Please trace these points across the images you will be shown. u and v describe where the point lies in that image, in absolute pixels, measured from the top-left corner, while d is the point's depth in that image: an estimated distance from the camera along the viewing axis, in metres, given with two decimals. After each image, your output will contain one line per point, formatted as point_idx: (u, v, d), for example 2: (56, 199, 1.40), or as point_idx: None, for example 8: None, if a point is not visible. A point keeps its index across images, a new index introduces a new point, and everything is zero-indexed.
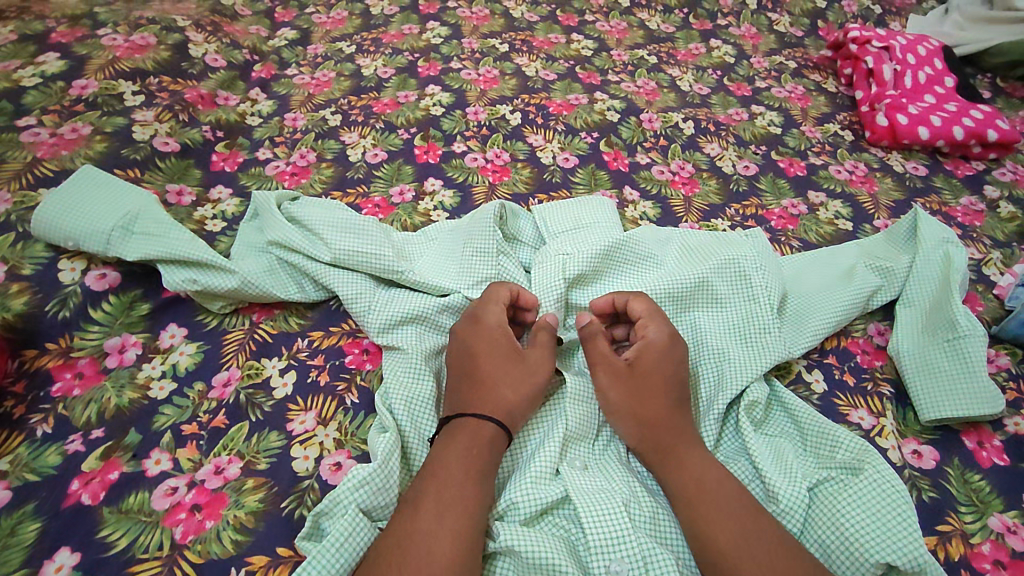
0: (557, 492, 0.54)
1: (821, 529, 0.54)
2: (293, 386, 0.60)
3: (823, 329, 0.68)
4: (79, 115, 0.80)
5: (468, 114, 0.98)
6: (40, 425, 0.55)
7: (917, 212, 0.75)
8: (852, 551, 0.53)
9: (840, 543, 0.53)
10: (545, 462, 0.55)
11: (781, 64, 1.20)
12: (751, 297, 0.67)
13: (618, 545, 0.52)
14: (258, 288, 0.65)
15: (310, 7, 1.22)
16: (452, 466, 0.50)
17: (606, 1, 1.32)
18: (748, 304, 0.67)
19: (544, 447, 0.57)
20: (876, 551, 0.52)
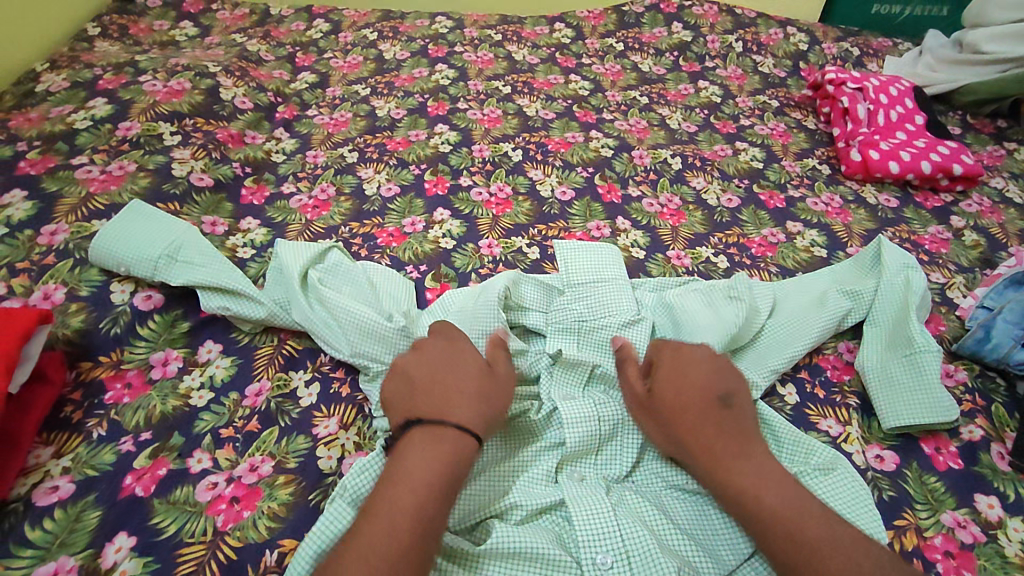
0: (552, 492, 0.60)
1: None
2: (317, 395, 0.68)
3: (779, 368, 0.73)
4: (124, 154, 0.89)
5: (473, 151, 1.07)
6: (96, 427, 0.63)
7: (879, 241, 0.83)
8: None
9: None
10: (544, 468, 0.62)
11: (764, 103, 1.29)
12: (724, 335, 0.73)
13: (602, 534, 0.56)
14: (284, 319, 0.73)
15: (329, 52, 1.33)
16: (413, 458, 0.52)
17: (602, 45, 1.43)
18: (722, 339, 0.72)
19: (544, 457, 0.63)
20: None
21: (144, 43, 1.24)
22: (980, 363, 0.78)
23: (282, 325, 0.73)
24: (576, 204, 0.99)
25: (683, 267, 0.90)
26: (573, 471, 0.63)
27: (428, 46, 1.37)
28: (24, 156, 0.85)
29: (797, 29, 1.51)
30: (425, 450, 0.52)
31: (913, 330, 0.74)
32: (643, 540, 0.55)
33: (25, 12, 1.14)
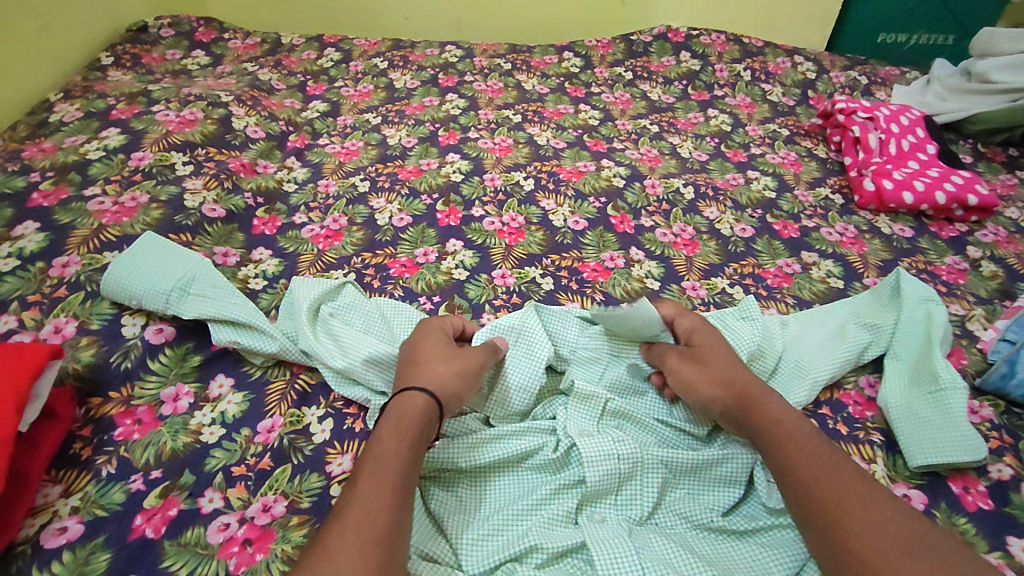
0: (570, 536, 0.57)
1: None
2: (330, 432, 0.67)
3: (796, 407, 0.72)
4: (136, 184, 0.89)
5: (485, 180, 1.07)
6: (105, 464, 0.63)
7: (898, 274, 0.82)
8: None
9: None
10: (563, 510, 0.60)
11: (774, 131, 1.29)
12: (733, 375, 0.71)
13: None
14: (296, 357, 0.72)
15: (340, 81, 1.34)
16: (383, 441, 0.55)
17: (611, 74, 1.43)
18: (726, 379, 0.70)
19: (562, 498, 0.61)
20: None
21: (157, 73, 1.25)
22: (1005, 399, 0.76)
23: (294, 360, 0.72)
24: (590, 235, 0.98)
25: (699, 299, 0.88)
26: (592, 512, 0.61)
27: (438, 75, 1.38)
28: (36, 187, 0.84)
29: (804, 57, 1.52)
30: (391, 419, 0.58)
31: (937, 365, 0.73)
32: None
33: (40, 41, 1.15)
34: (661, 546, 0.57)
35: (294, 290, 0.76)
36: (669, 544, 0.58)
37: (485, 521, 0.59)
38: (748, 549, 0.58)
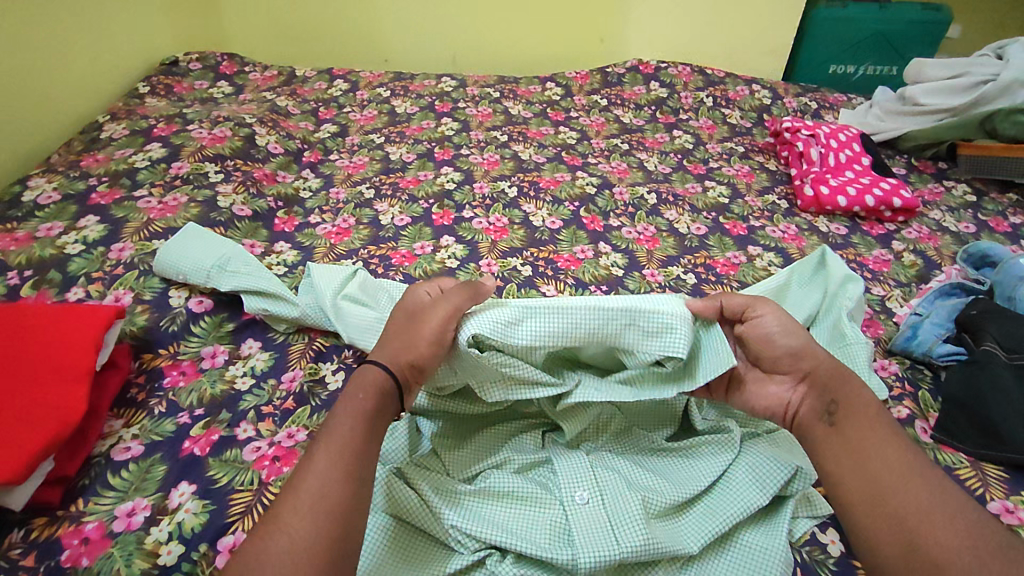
0: (537, 454, 0.69)
1: (750, 461, 0.67)
2: (342, 380, 0.80)
3: None
4: (177, 189, 1.05)
5: (475, 188, 1.23)
6: (157, 405, 0.75)
7: (821, 251, 0.96)
8: (770, 476, 0.65)
9: (760, 475, 0.65)
10: (530, 438, 0.71)
11: (731, 149, 1.46)
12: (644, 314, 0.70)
13: (580, 479, 0.65)
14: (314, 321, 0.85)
15: (348, 107, 1.51)
16: (342, 419, 0.59)
17: (588, 101, 1.62)
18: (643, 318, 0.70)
19: (526, 433, 0.72)
20: (778, 475, 0.65)
21: (187, 100, 1.43)
22: (911, 357, 0.91)
23: (312, 325, 0.85)
24: (564, 232, 1.14)
25: (657, 283, 1.03)
26: (556, 437, 0.72)
27: (435, 102, 1.55)
28: (95, 190, 1.01)
29: (761, 86, 1.70)
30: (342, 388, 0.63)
31: (847, 330, 0.87)
32: (612, 481, 0.65)
33: (90, 73, 1.33)
34: (612, 457, 0.69)
35: (312, 272, 0.89)
36: (620, 457, 0.69)
37: (462, 443, 0.70)
38: (685, 462, 0.69)
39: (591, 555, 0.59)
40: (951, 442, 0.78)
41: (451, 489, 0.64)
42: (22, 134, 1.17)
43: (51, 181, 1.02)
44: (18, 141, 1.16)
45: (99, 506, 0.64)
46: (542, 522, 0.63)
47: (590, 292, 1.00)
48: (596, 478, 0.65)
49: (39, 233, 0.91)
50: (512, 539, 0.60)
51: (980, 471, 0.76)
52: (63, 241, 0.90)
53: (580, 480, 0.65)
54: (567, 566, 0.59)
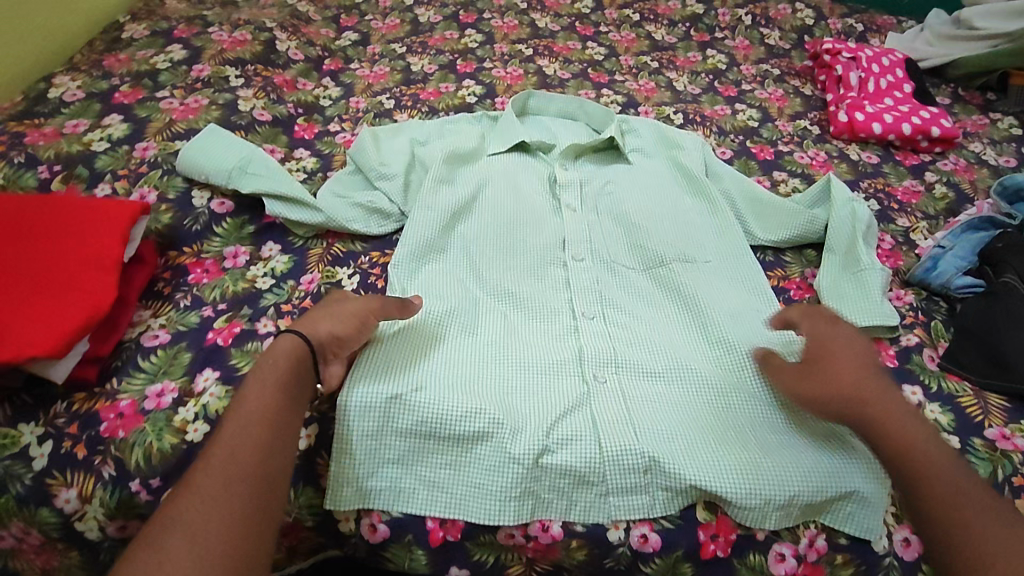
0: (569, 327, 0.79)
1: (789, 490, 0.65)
2: (357, 285, 0.84)
3: (777, 230, 0.94)
4: (197, 91, 1.04)
5: (496, 103, 1.21)
6: (183, 299, 0.79)
7: (828, 180, 0.97)
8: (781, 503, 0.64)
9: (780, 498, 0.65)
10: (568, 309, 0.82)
11: (767, 71, 1.40)
12: (594, 182, 1.03)
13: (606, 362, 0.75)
14: (340, 224, 0.89)
15: (370, 15, 1.47)
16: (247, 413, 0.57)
17: (620, 15, 1.54)
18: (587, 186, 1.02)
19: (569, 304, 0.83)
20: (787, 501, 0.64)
21: None
22: (928, 290, 0.89)
23: (335, 229, 0.90)
24: (577, 156, 1.08)
25: (684, 201, 0.99)
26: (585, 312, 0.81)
27: (459, 12, 1.50)
28: (117, 89, 1.01)
29: (805, 5, 1.60)
30: (265, 379, 0.60)
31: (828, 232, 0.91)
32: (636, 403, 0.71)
33: None
34: (596, 271, 0.88)
35: (358, 163, 0.98)
36: (622, 281, 0.87)
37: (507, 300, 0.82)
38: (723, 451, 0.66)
39: (708, 463, 0.65)
40: (958, 371, 0.78)
41: (476, 346, 0.75)
42: (62, 25, 1.15)
43: (75, 79, 1.01)
44: (55, 28, 1.14)
45: (132, 386, 0.68)
46: (615, 363, 0.75)
47: (607, 214, 0.98)
48: (632, 319, 0.81)
49: (66, 129, 0.92)
50: (630, 419, 0.69)
51: (983, 400, 0.76)
52: (89, 138, 0.91)
53: (622, 325, 0.80)
54: (557, 418, 0.68)
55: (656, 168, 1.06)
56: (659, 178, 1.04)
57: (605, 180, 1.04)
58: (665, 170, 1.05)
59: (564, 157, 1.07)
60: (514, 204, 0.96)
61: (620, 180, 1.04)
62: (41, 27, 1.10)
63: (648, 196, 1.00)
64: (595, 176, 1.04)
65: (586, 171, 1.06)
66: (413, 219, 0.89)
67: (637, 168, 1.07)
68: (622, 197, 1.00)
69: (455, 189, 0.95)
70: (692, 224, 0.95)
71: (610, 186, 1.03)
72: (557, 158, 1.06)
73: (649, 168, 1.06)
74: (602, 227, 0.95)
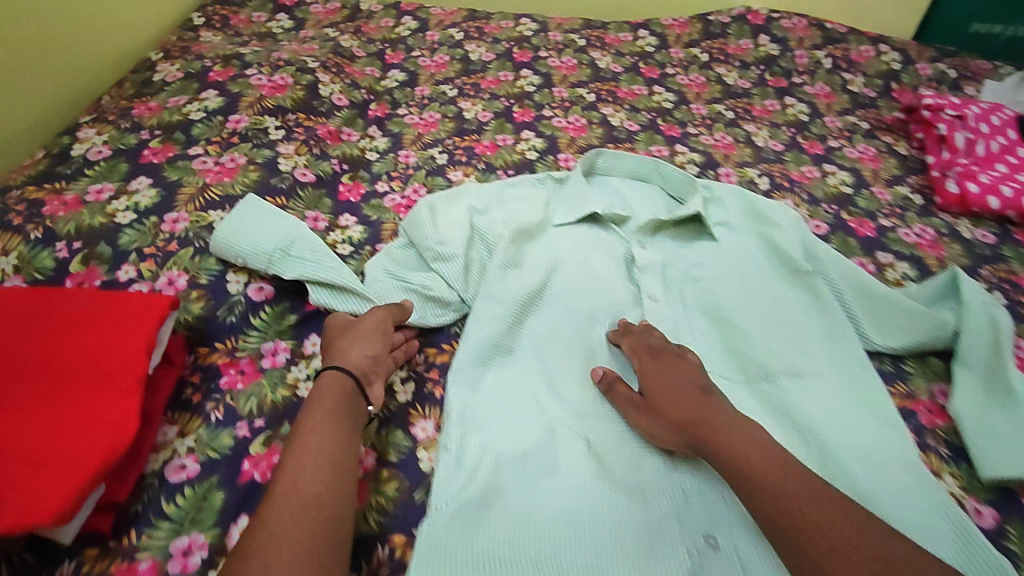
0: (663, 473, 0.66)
1: None
2: (412, 394, 0.73)
3: (900, 338, 0.82)
4: (234, 147, 0.93)
5: (559, 160, 1.09)
6: (213, 410, 0.68)
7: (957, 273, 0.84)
8: None
9: None
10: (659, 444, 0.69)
11: (853, 124, 1.27)
12: (677, 269, 0.92)
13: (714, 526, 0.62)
14: None
15: (417, 50, 1.35)
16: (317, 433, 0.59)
17: (687, 55, 1.42)
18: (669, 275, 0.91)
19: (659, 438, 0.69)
20: None
21: (245, 35, 1.29)
22: None
23: None
24: (654, 230, 0.97)
25: (784, 295, 0.87)
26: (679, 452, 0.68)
27: (513, 49, 1.38)
28: (146, 144, 0.90)
29: (890, 46, 1.46)
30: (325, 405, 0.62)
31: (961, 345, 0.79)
32: None
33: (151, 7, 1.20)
34: None
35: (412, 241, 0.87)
36: (728, 397, 0.76)
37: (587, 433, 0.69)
38: None
39: None
40: None
41: (557, 501, 0.63)
42: (91, 63, 1.04)
43: (100, 132, 0.91)
44: (83, 66, 1.03)
45: (153, 541, 0.58)
46: (726, 519, 0.63)
47: (696, 314, 0.87)
48: None
49: (88, 195, 0.82)
50: None
51: None
52: (114, 207, 0.81)
53: None
54: None
55: (747, 249, 0.94)
56: (751, 263, 0.92)
57: (690, 266, 0.92)
58: (755, 255, 0.94)
59: (642, 232, 0.95)
60: (593, 299, 0.85)
61: (707, 266, 0.92)
62: (69, 65, 0.99)
63: (742, 286, 0.89)
64: (678, 262, 0.93)
65: (666, 251, 0.94)
66: (479, 313, 0.78)
67: (724, 246, 0.95)
68: (713, 287, 0.89)
69: (526, 275, 0.84)
70: (795, 330, 0.83)
71: (696, 275, 0.91)
72: (632, 234, 0.95)
73: (738, 248, 0.94)
74: (695, 335, 0.84)
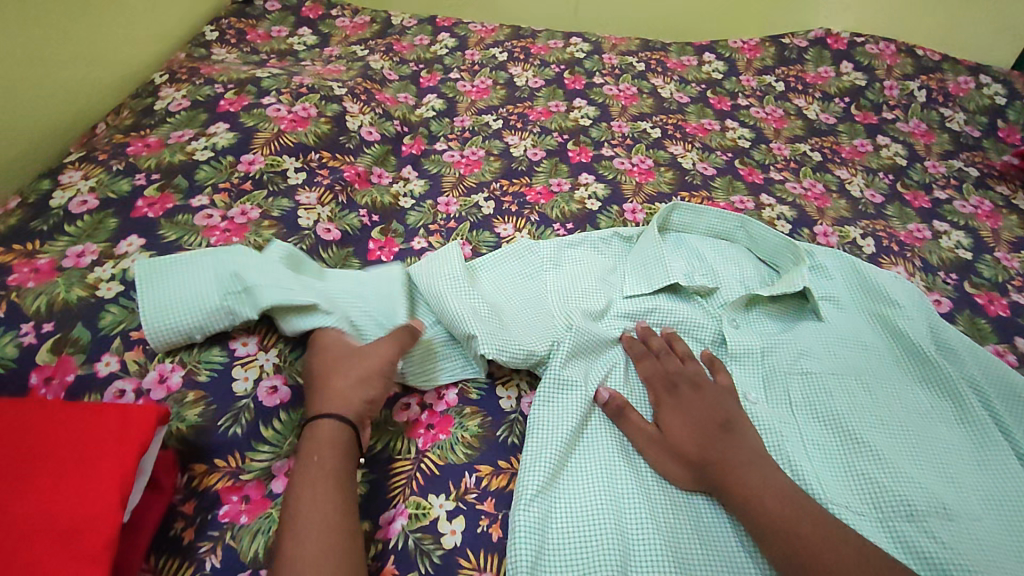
0: None
1: None
2: (462, 535, 0.57)
3: None
4: (247, 196, 0.79)
5: (625, 212, 0.93)
6: (209, 555, 0.52)
7: None
8: None
9: None
10: None
11: (959, 170, 1.10)
12: (777, 356, 0.75)
13: None
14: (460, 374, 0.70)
15: (455, 73, 1.20)
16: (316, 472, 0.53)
17: (760, 83, 1.25)
18: (768, 365, 0.74)
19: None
20: None
21: (262, 53, 1.14)
22: None
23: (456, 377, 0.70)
24: (747, 306, 0.81)
25: (913, 400, 0.72)
26: None
27: (564, 73, 1.22)
28: (141, 192, 0.76)
29: (992, 77, 1.28)
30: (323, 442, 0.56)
31: None
32: None
33: (158, 22, 1.05)
34: None
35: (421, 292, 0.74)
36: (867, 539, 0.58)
37: None
38: None
39: None
40: None
41: None
42: (87, 85, 0.89)
43: (88, 175, 0.77)
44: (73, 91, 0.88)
45: None
46: None
47: (809, 419, 0.70)
48: None
49: (66, 261, 0.67)
50: None
51: None
52: (96, 276, 0.66)
53: None
54: None
55: (863, 333, 0.78)
56: (869, 354, 0.75)
57: (794, 353, 0.75)
58: (869, 340, 0.77)
59: (733, 309, 0.79)
60: None
61: (815, 354, 0.75)
62: (59, 87, 0.84)
63: (862, 386, 0.72)
64: (779, 346, 0.75)
65: (764, 333, 0.78)
66: (550, 431, 0.64)
67: (834, 329, 0.78)
68: (828, 384, 0.71)
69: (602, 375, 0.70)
70: (931, 449, 0.67)
71: (801, 365, 0.74)
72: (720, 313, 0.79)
73: (851, 333, 0.77)
74: (807, 450, 0.67)
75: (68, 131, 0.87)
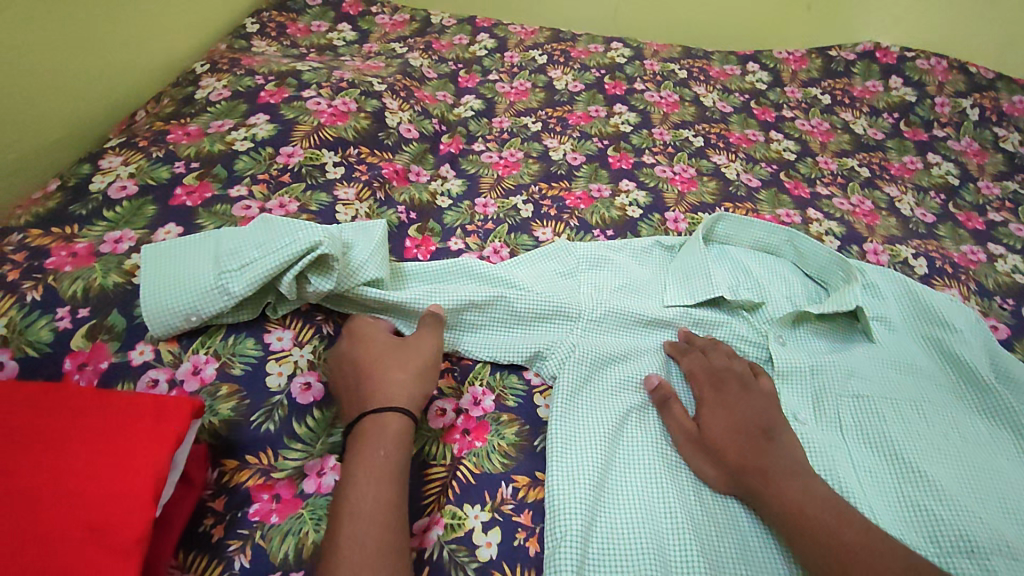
0: None
1: None
2: (497, 547, 0.55)
3: None
4: (285, 188, 0.78)
5: (667, 221, 0.90)
6: (238, 555, 0.50)
7: None
8: None
9: None
10: None
11: (1014, 192, 1.05)
12: (829, 377, 0.71)
13: None
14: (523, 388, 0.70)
15: (495, 73, 1.18)
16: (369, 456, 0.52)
17: (806, 95, 1.22)
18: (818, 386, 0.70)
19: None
20: None
21: (302, 47, 1.14)
22: None
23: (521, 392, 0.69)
24: (793, 323, 0.78)
25: (971, 429, 0.68)
26: None
27: (604, 78, 1.20)
28: (180, 180, 0.75)
29: None
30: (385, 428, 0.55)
31: None
32: None
33: (202, 13, 1.05)
34: None
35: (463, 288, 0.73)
36: None
37: None
38: None
39: None
40: None
41: None
42: (130, 71, 0.89)
43: (128, 161, 0.76)
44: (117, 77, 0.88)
45: None
46: None
47: (862, 442, 0.65)
48: None
49: (103, 245, 0.66)
50: None
51: None
52: (133, 262, 0.65)
53: None
54: None
55: (916, 357, 0.74)
56: (923, 379, 0.72)
57: (846, 374, 0.71)
58: (922, 365, 0.73)
59: (779, 325, 0.76)
60: None
61: (868, 376, 0.71)
62: (103, 72, 0.84)
63: (918, 413, 0.67)
64: (831, 366, 0.71)
65: (813, 351, 0.74)
66: (589, 440, 0.61)
67: (886, 351, 0.74)
68: (882, 409, 0.67)
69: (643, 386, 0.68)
70: (993, 483, 0.62)
71: (853, 387, 0.70)
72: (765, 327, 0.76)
73: (904, 356, 0.74)
74: (861, 477, 0.63)
75: (109, 117, 0.86)
